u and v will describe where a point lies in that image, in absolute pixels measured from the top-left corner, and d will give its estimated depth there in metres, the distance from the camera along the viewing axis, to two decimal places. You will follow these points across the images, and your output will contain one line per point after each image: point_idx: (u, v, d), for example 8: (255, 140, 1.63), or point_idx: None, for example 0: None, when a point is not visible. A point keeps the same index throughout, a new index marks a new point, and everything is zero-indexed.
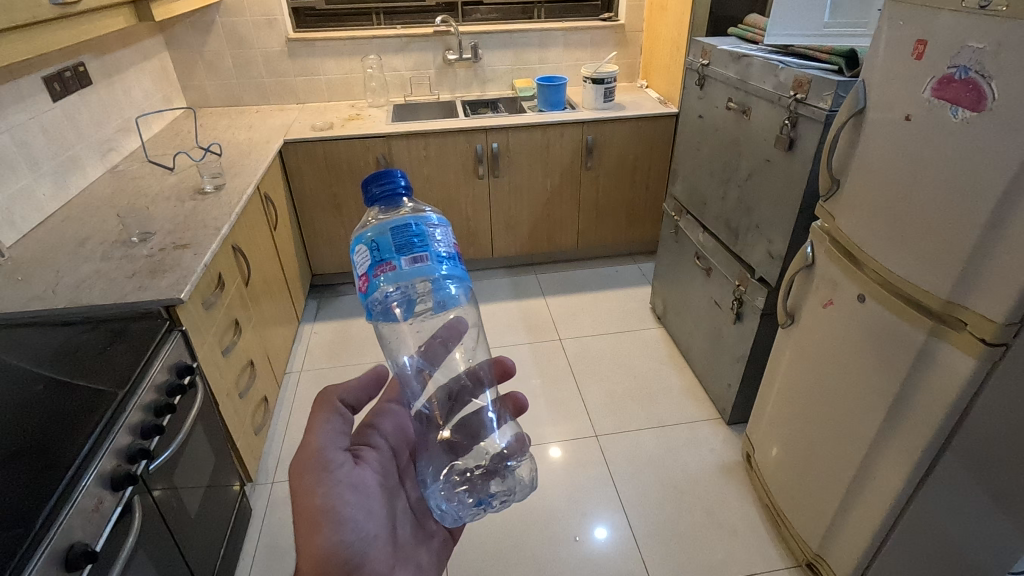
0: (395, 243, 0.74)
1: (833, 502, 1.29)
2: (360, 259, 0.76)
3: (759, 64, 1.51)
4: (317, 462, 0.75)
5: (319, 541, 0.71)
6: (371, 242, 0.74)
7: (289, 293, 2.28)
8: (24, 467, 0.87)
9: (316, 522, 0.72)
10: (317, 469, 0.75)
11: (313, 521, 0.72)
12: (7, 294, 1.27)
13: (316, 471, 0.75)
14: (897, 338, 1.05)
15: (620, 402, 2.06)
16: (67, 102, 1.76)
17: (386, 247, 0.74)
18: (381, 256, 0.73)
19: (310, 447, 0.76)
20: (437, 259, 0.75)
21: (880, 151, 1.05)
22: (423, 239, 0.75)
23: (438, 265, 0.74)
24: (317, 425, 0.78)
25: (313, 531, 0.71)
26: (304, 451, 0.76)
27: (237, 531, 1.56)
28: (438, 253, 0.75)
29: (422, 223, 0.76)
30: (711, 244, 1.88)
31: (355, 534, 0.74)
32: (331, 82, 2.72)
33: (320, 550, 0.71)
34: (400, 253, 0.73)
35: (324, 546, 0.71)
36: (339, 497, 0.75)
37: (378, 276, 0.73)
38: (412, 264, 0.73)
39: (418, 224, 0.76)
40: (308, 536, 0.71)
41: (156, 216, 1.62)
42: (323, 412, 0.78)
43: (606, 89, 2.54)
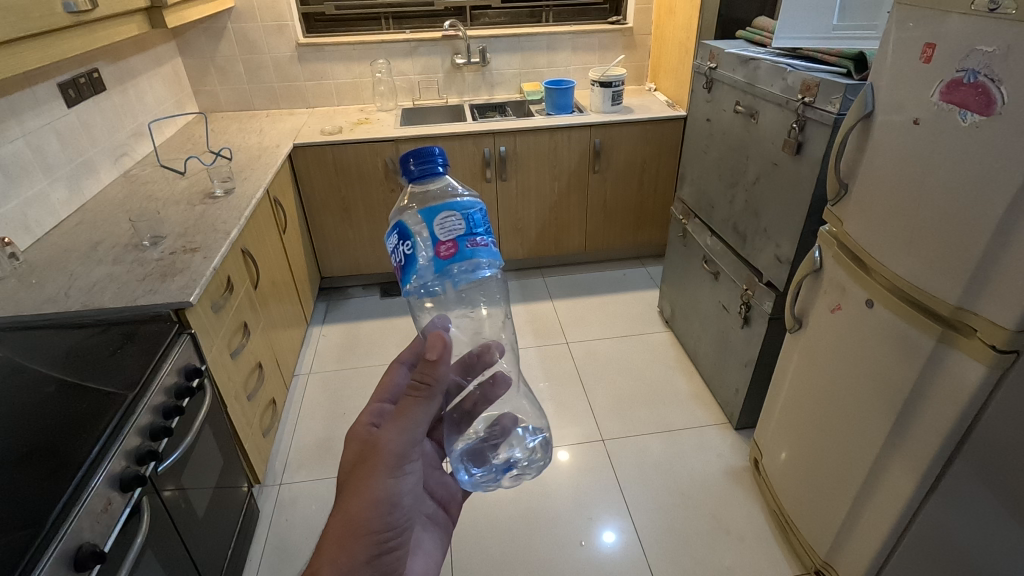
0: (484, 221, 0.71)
1: (841, 509, 1.28)
2: (441, 225, 0.69)
3: (766, 67, 1.50)
4: (399, 447, 0.70)
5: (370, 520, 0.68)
6: (463, 212, 0.70)
7: (298, 295, 2.30)
8: (34, 469, 0.88)
9: (376, 503, 0.69)
10: (397, 454, 0.70)
11: (373, 499, 0.69)
12: (21, 296, 1.29)
13: (396, 456, 0.70)
14: (906, 343, 1.04)
15: (627, 406, 2.06)
16: (81, 108, 1.78)
17: (480, 222, 0.71)
18: (475, 230, 0.70)
19: (403, 430, 0.70)
20: None
21: (888, 155, 1.04)
22: None
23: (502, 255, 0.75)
24: (416, 410, 0.71)
25: (370, 514, 0.68)
26: (398, 428, 0.70)
27: (245, 532, 1.57)
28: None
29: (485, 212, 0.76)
30: (718, 247, 1.87)
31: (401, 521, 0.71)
32: (340, 87, 2.75)
33: (367, 533, 0.68)
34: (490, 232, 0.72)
35: (371, 529, 0.68)
36: (404, 487, 0.71)
37: (469, 247, 0.69)
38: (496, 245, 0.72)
39: None
40: (361, 515, 0.68)
41: (167, 220, 1.64)
42: (429, 395, 0.70)
43: (614, 92, 2.54)
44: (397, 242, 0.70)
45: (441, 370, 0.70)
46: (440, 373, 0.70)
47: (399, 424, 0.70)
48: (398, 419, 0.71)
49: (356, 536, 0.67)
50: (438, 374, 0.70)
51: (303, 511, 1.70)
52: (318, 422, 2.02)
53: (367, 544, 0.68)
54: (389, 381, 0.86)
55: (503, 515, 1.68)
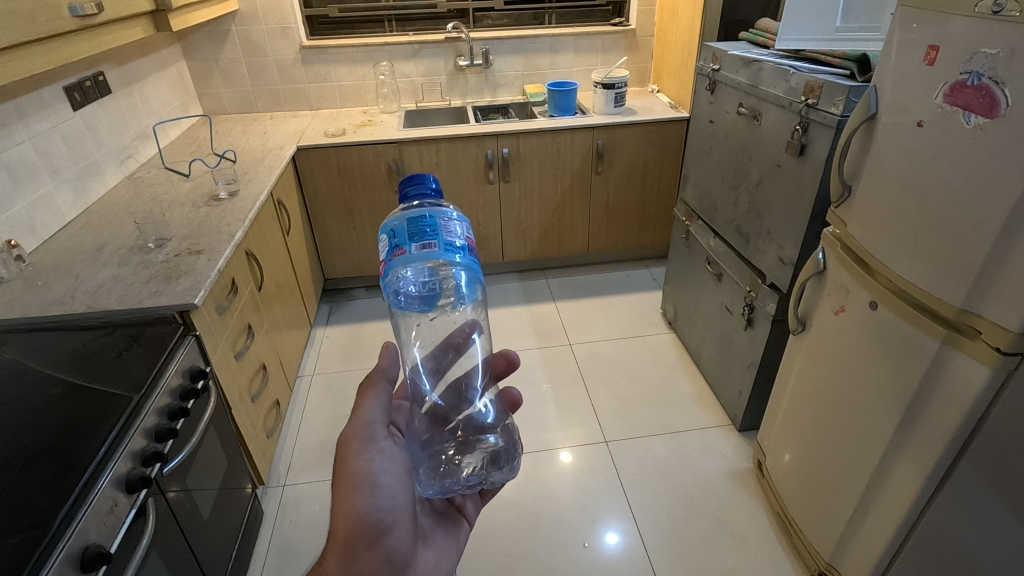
0: (408, 230, 0.75)
1: (845, 511, 1.28)
2: (381, 245, 0.78)
3: (769, 68, 1.50)
4: (364, 433, 0.79)
5: (356, 502, 0.76)
6: (391, 229, 0.76)
7: (301, 297, 2.31)
8: (42, 470, 0.89)
9: (355, 487, 0.77)
10: (365, 438, 0.79)
11: (354, 484, 0.76)
12: (27, 299, 1.30)
13: (365, 441, 0.79)
14: (910, 346, 1.04)
15: (630, 407, 2.06)
16: (87, 111, 1.79)
17: (401, 233, 0.75)
18: (396, 243, 0.75)
19: (358, 418, 0.80)
20: (445, 246, 0.74)
21: (892, 158, 1.04)
22: (435, 227, 0.75)
23: (447, 253, 0.74)
24: (366, 397, 0.82)
25: (351, 496, 0.76)
26: (355, 419, 0.80)
27: (250, 533, 1.58)
28: (449, 242, 0.75)
29: (437, 215, 0.76)
30: (721, 249, 1.87)
31: (387, 499, 0.79)
32: (343, 89, 2.76)
33: (354, 514, 0.76)
34: (416, 239, 0.74)
35: (358, 509, 0.76)
36: (380, 465, 0.79)
37: (393, 259, 0.75)
38: (421, 250, 0.74)
39: (433, 215, 0.76)
40: (345, 499, 0.76)
41: (172, 223, 1.65)
42: (374, 385, 0.82)
43: (617, 94, 2.54)
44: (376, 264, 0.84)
45: (387, 362, 0.83)
46: (385, 362, 0.83)
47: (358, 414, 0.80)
48: (353, 412, 0.81)
49: (345, 518, 0.76)
50: (385, 364, 0.83)
51: (307, 512, 1.71)
52: (321, 424, 2.03)
53: (358, 523, 0.76)
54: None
55: (506, 517, 1.68)
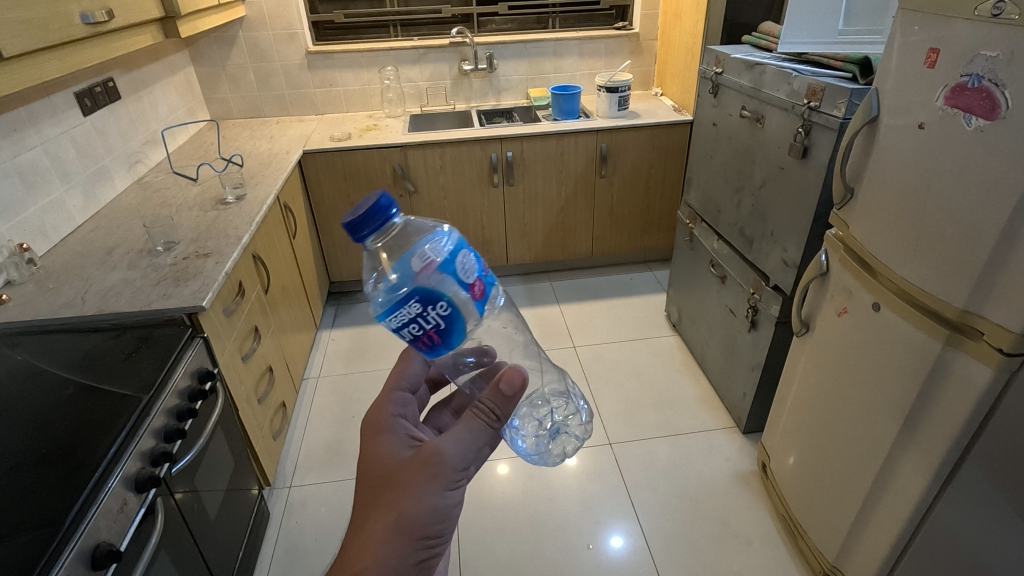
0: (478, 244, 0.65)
1: (850, 513, 1.28)
2: (463, 269, 0.60)
3: (772, 72, 1.51)
4: (456, 460, 0.65)
5: (422, 526, 0.64)
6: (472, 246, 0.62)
7: (307, 300, 2.32)
8: (53, 470, 0.90)
9: (426, 511, 0.64)
10: (457, 465, 0.65)
11: (427, 506, 0.64)
12: (39, 301, 1.32)
13: (456, 467, 0.65)
14: (913, 347, 1.04)
15: (635, 410, 2.06)
16: (97, 117, 1.82)
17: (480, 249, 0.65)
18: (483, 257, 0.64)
19: (462, 441, 0.65)
20: None
21: (894, 159, 1.05)
22: None
23: None
24: (480, 421, 0.66)
25: (423, 518, 0.64)
26: (454, 444, 0.65)
27: (256, 533, 1.59)
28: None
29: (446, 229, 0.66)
30: (725, 252, 1.88)
31: (448, 531, 0.66)
32: (349, 93, 2.78)
33: (414, 536, 0.63)
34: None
35: (420, 531, 0.64)
36: (456, 498, 0.66)
37: (489, 275, 0.64)
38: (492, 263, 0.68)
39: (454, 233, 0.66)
40: (408, 512, 0.63)
41: (180, 226, 1.67)
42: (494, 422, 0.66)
43: (620, 98, 2.55)
44: (428, 306, 0.58)
45: (512, 404, 0.65)
46: (507, 408, 0.65)
47: (461, 439, 0.65)
48: (456, 426, 0.66)
49: (402, 535, 0.63)
50: (508, 409, 0.65)
51: (312, 513, 1.72)
52: (327, 426, 2.04)
53: (413, 543, 0.63)
54: (400, 371, 0.77)
55: (510, 519, 1.69)
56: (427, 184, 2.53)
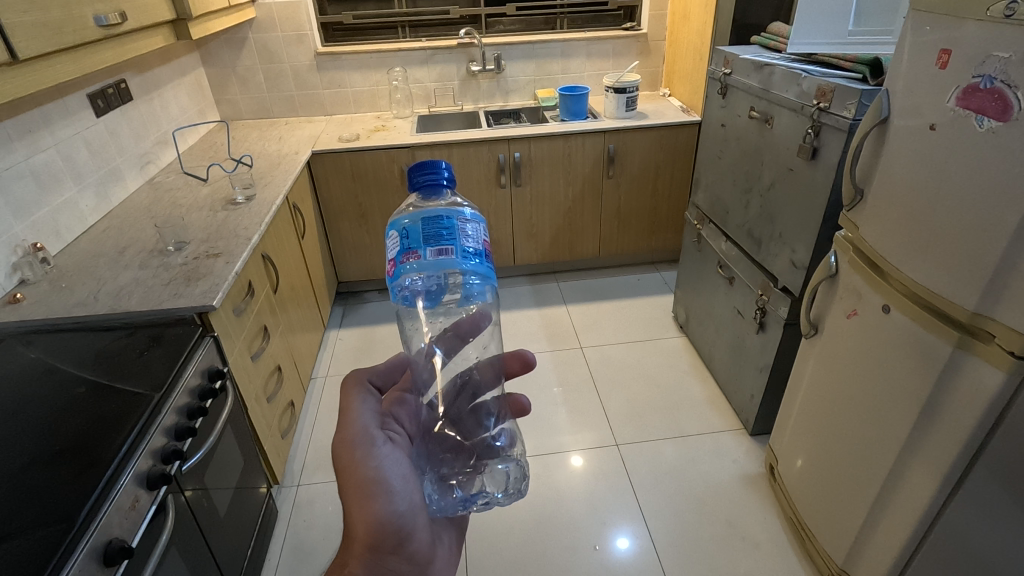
0: (424, 233, 0.74)
1: (859, 516, 1.27)
2: (391, 244, 0.78)
3: (781, 72, 1.50)
4: (363, 439, 0.77)
5: (369, 505, 0.73)
6: (403, 228, 0.75)
7: (315, 299, 2.34)
8: (67, 466, 0.92)
9: (372, 494, 0.74)
10: (362, 444, 0.77)
11: (368, 490, 0.74)
12: (52, 301, 1.33)
13: (363, 445, 0.76)
14: (924, 349, 1.04)
15: (642, 411, 2.06)
16: (109, 118, 1.84)
17: (416, 237, 0.74)
18: (409, 245, 0.74)
19: (353, 423, 0.79)
20: (462, 253, 0.75)
21: (905, 161, 1.04)
22: (452, 232, 0.75)
23: (463, 260, 0.75)
24: (355, 400, 0.82)
25: (370, 502, 0.73)
26: (349, 428, 0.78)
27: (265, 531, 1.61)
28: (466, 249, 0.75)
29: (452, 216, 0.76)
30: (734, 253, 1.87)
31: (400, 499, 0.76)
32: (357, 94, 2.79)
33: (376, 520, 0.73)
34: (433, 244, 0.74)
35: (378, 511, 0.74)
36: (385, 465, 0.77)
37: (405, 262, 0.75)
38: (437, 256, 0.74)
39: (450, 217, 0.76)
40: (364, 506, 0.73)
41: (190, 226, 1.68)
42: (354, 391, 0.83)
43: (628, 98, 2.55)
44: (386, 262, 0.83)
45: (360, 372, 0.86)
46: (359, 375, 0.85)
47: (350, 422, 0.79)
48: (343, 417, 0.80)
49: (367, 524, 0.73)
50: (355, 380, 0.84)
51: (320, 511, 1.73)
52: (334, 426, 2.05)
53: (381, 524, 0.74)
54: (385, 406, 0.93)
55: (515, 520, 1.69)
56: None
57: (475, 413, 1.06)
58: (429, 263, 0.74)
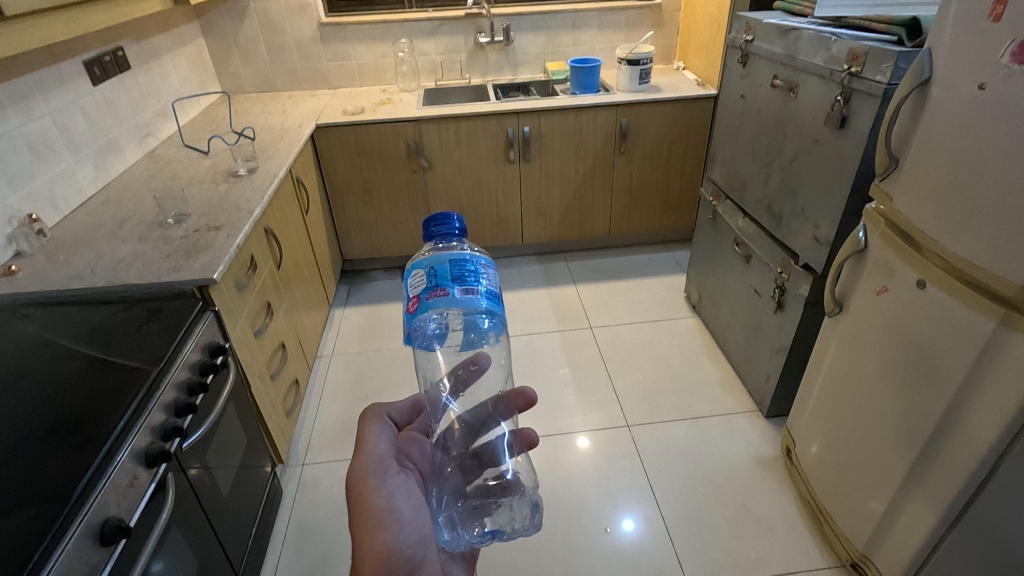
0: (453, 271, 0.71)
1: (883, 500, 1.22)
2: (413, 282, 0.72)
3: (809, 37, 1.42)
4: (376, 468, 0.78)
5: (380, 536, 0.72)
6: (430, 266, 0.71)
7: (320, 277, 2.29)
8: (61, 442, 0.88)
9: (382, 523, 0.73)
10: (373, 473, 0.77)
11: (379, 519, 0.73)
12: (48, 273, 1.29)
13: (375, 475, 0.77)
14: (962, 327, 0.98)
15: (653, 392, 2.01)
16: (106, 86, 1.78)
17: (446, 275, 0.71)
18: (437, 281, 0.70)
19: (367, 452, 0.80)
20: (488, 295, 0.71)
21: (947, 125, 0.97)
22: (479, 273, 0.72)
23: (489, 302, 0.71)
24: (371, 432, 0.83)
25: (379, 531, 0.72)
26: (363, 457, 0.79)
27: (269, 510, 1.58)
28: (488, 291, 0.72)
29: (477, 260, 0.74)
30: (751, 230, 1.81)
31: (410, 532, 0.74)
32: (362, 67, 2.72)
33: (386, 550, 0.71)
34: (462, 283, 0.70)
35: (388, 541, 0.71)
36: (397, 496, 0.76)
37: (430, 301, 0.69)
38: (465, 294, 0.70)
39: (475, 260, 0.73)
40: (373, 534, 0.71)
41: (190, 199, 1.63)
42: (371, 424, 0.84)
43: (642, 71, 2.46)
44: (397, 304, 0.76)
45: (377, 409, 0.87)
46: (375, 411, 0.87)
47: (363, 453, 0.80)
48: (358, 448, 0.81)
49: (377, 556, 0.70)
50: (372, 415, 0.86)
51: (325, 491, 1.70)
52: (339, 405, 2.02)
53: (392, 556, 0.71)
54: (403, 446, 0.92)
55: None
56: (441, 160, 2.47)
57: (481, 453, 1.02)
58: (459, 303, 0.69)
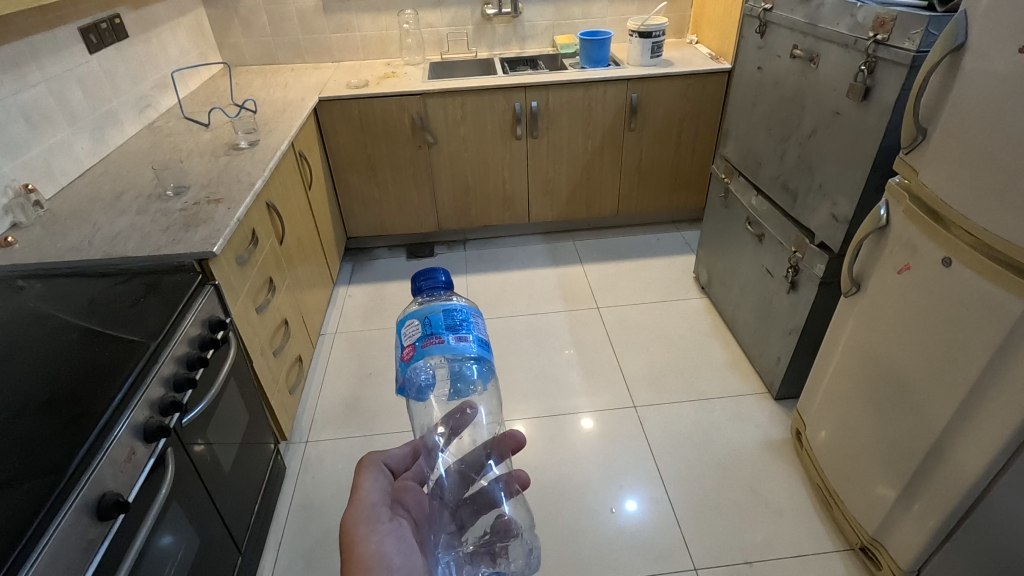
0: (446, 319, 0.69)
1: (897, 484, 1.20)
2: (407, 332, 0.70)
3: (832, 3, 1.35)
4: (368, 514, 0.74)
5: None
6: (424, 316, 0.70)
7: (324, 254, 2.26)
8: (56, 415, 0.86)
9: (371, 566, 0.69)
10: (366, 520, 0.73)
11: (368, 567, 0.69)
12: (45, 245, 1.26)
13: (367, 523, 0.73)
14: (990, 306, 0.94)
15: (660, 373, 1.98)
16: (103, 55, 1.73)
17: (440, 321, 0.69)
18: (431, 330, 0.68)
19: (360, 499, 0.76)
20: (480, 343, 0.70)
21: (981, 94, 0.92)
22: (469, 320, 0.70)
23: (481, 350, 0.69)
24: (366, 477, 0.79)
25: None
26: (356, 502, 0.76)
27: (272, 487, 1.57)
28: (479, 339, 0.70)
29: (468, 309, 0.72)
30: (765, 208, 1.76)
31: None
32: (366, 39, 2.65)
33: None
34: (456, 331, 0.69)
35: None
36: (389, 541, 0.73)
37: (425, 349, 0.67)
38: (458, 342, 0.68)
39: (466, 310, 0.72)
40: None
41: (190, 171, 1.59)
42: (368, 471, 0.80)
43: (654, 44, 2.38)
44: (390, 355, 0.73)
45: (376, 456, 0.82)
46: (374, 459, 0.81)
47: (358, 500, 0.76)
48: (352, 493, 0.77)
49: None
50: (370, 464, 0.81)
51: (328, 469, 1.69)
52: (343, 383, 2.00)
53: None
54: None
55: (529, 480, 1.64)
56: (446, 136, 2.42)
57: (477, 500, 0.97)
58: (456, 350, 0.68)
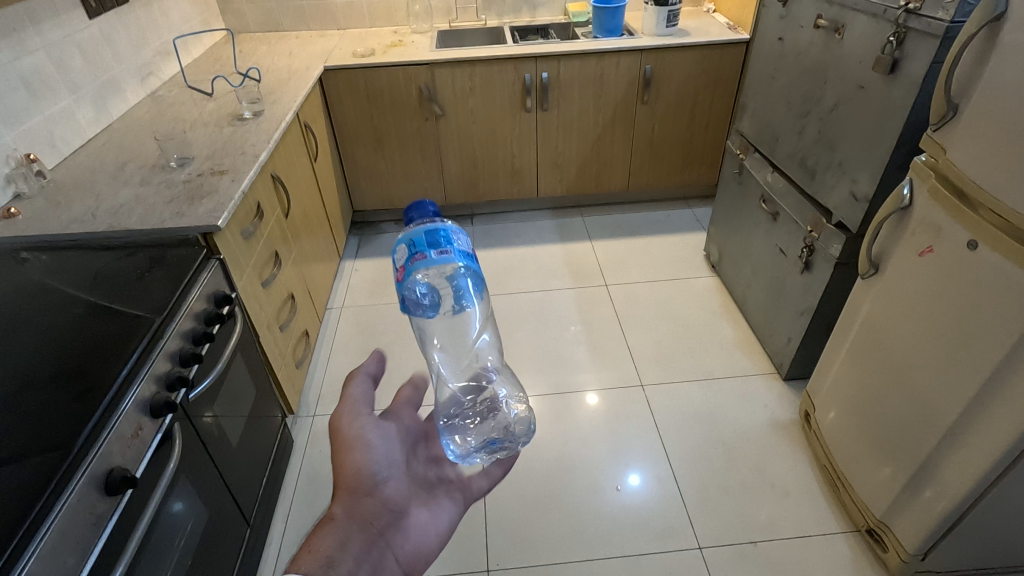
0: (427, 238, 0.66)
1: (908, 468, 1.19)
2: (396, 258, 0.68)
3: None
4: (352, 404, 0.72)
5: (346, 457, 0.69)
6: (407, 239, 0.67)
7: (330, 227, 2.24)
8: (63, 389, 0.85)
9: (347, 444, 0.69)
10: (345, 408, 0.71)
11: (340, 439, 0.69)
12: (49, 217, 1.25)
13: (349, 412, 0.71)
14: (1016, 292, 0.91)
15: (668, 352, 1.97)
16: (103, 21, 1.69)
17: (425, 240, 0.66)
18: (415, 249, 0.66)
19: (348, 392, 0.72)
20: (464, 256, 0.68)
21: (1019, 68, 0.87)
22: (452, 236, 0.68)
23: (469, 263, 0.68)
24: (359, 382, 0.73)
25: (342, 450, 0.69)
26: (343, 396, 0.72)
27: (281, 459, 1.58)
28: (464, 250, 0.68)
29: (449, 227, 0.69)
30: (781, 186, 1.71)
31: (372, 452, 0.70)
32: (372, 6, 2.57)
33: (347, 465, 0.68)
34: (440, 247, 0.66)
35: (349, 460, 0.69)
36: (366, 421, 0.71)
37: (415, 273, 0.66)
38: (444, 257, 0.66)
39: (448, 228, 0.69)
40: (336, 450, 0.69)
41: (194, 142, 1.56)
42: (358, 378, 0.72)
43: (670, 12, 2.30)
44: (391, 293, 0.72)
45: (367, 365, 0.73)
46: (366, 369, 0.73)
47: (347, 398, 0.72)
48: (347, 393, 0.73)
49: (345, 472, 0.68)
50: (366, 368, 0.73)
51: None
52: (350, 357, 2.00)
53: (353, 474, 0.68)
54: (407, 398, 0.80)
55: (534, 457, 1.64)
56: (454, 107, 2.37)
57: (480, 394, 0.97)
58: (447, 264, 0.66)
